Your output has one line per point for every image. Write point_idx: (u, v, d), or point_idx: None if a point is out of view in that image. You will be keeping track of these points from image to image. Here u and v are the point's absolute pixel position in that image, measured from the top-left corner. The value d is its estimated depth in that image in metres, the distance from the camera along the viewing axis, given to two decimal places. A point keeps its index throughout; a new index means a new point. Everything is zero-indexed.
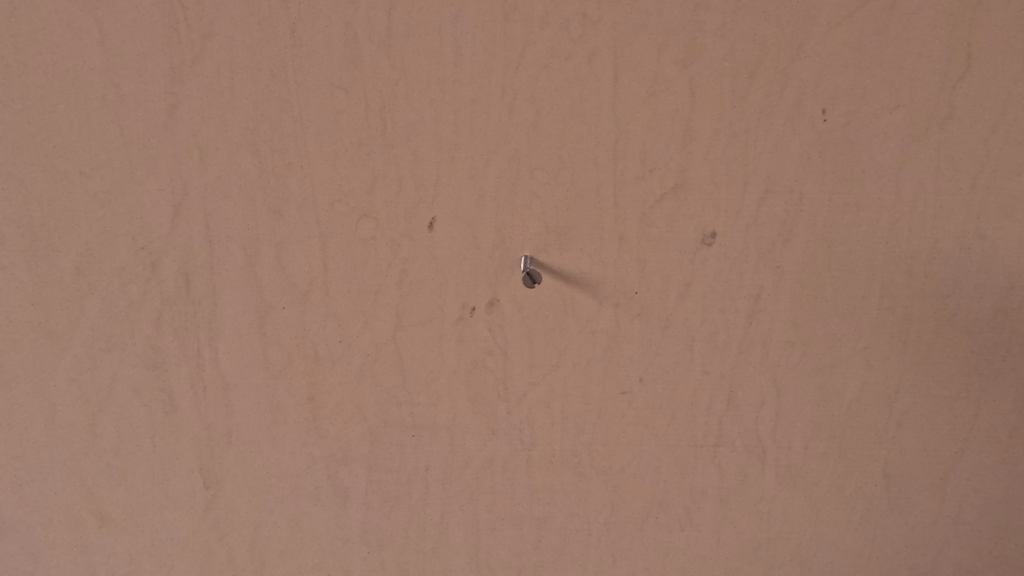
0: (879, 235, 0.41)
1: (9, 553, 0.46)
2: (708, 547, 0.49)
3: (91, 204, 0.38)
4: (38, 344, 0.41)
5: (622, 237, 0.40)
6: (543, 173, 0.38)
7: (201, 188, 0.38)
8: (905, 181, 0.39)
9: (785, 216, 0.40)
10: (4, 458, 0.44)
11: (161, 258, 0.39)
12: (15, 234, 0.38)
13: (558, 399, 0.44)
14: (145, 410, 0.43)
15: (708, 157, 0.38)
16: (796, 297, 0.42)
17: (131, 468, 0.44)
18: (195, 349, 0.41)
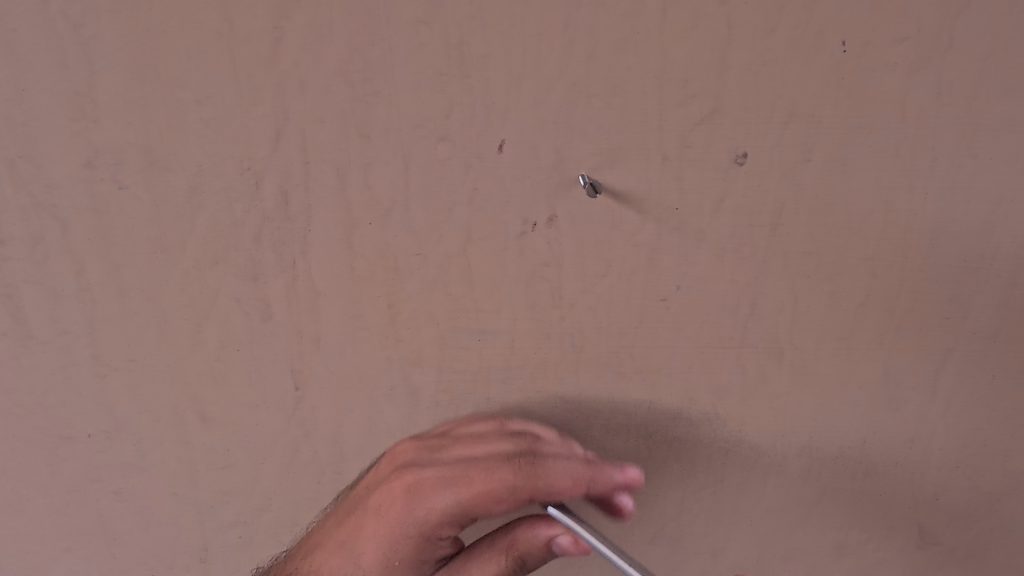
0: (886, 155, 0.47)
1: (122, 448, 0.53)
2: (730, 437, 0.57)
3: (204, 130, 0.43)
4: (154, 258, 0.46)
5: (665, 157, 0.46)
6: (598, 100, 0.44)
7: (300, 114, 0.43)
8: (909, 106, 0.45)
9: (806, 137, 0.46)
10: (118, 363, 0.50)
11: (263, 178, 0.45)
12: (136, 156, 0.43)
13: (605, 306, 0.51)
14: (244, 318, 0.49)
15: (741, 85, 0.44)
16: (813, 211, 0.48)
17: (230, 370, 0.51)
18: (290, 261, 0.47)
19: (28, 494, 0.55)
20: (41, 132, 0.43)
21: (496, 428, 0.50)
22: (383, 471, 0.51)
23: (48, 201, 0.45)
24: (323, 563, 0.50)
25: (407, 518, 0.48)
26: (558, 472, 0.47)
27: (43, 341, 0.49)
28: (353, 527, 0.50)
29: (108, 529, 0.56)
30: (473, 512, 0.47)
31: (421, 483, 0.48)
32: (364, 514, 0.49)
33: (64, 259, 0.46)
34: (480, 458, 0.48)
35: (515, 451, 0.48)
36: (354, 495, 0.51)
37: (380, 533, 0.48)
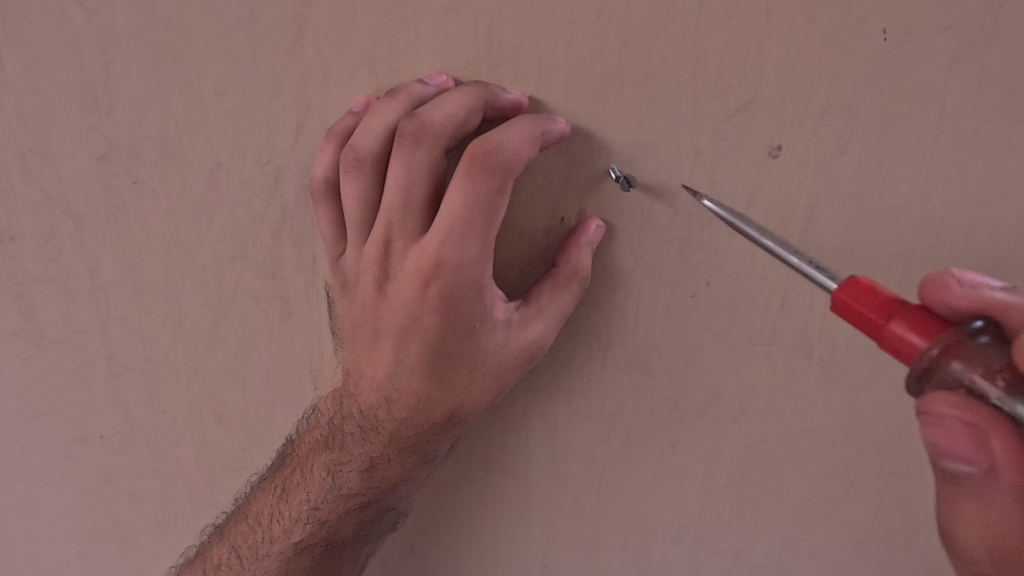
0: (924, 147, 0.45)
1: (137, 448, 0.52)
2: (757, 437, 0.55)
3: (223, 122, 0.42)
4: (170, 255, 0.45)
5: (698, 150, 0.44)
6: (631, 91, 0.42)
7: (324, 105, 0.42)
8: (951, 96, 0.44)
9: (843, 129, 0.45)
10: (133, 363, 0.49)
11: (283, 172, 0.43)
12: (153, 149, 0.42)
13: (633, 303, 0.49)
14: (262, 316, 0.47)
15: (778, 75, 0.43)
16: (847, 205, 0.47)
17: (247, 370, 0.49)
18: (310, 258, 0.45)
19: (42, 496, 0.54)
20: (53, 125, 0.41)
21: (464, 168, 0.39)
22: (377, 281, 0.43)
23: (60, 196, 0.43)
24: (372, 405, 0.47)
25: (439, 334, 0.43)
26: (519, 145, 0.39)
27: (55, 341, 0.48)
28: (386, 380, 0.46)
29: (123, 531, 0.55)
30: (483, 275, 0.42)
31: (433, 280, 0.41)
32: (393, 377, 0.45)
33: (78, 257, 0.45)
34: (466, 222, 0.40)
35: (476, 162, 0.38)
36: (365, 340, 0.45)
37: (420, 362, 0.44)
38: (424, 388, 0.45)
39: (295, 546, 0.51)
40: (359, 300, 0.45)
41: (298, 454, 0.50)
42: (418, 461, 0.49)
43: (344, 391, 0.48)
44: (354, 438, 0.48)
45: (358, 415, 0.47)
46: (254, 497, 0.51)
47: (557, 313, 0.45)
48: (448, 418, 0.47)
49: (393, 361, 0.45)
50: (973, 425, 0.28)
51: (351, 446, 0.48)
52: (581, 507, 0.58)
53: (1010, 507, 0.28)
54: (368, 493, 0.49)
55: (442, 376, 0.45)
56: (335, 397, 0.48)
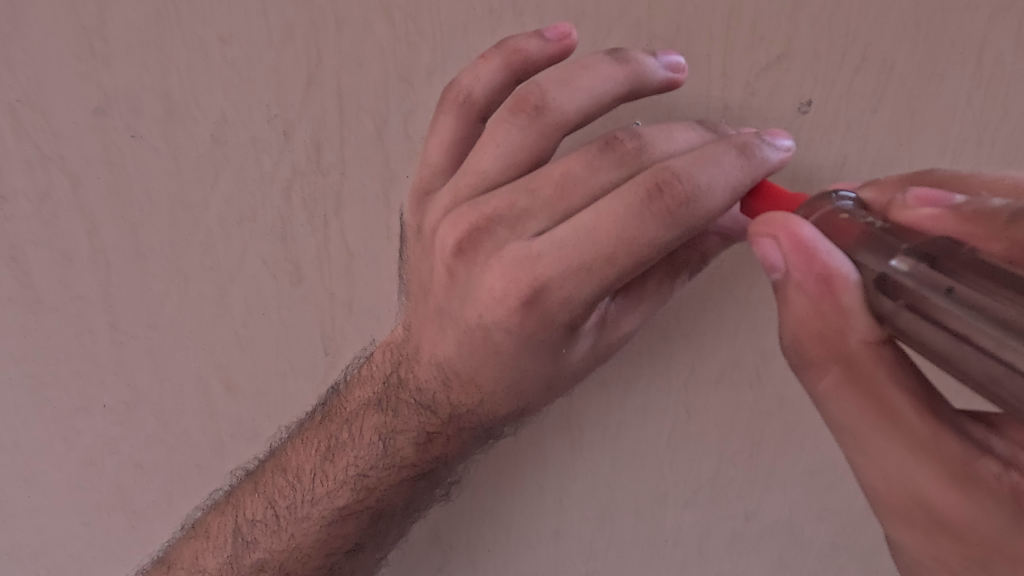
0: (956, 105, 0.43)
1: (144, 418, 0.50)
2: (772, 403, 0.54)
3: (229, 73, 0.39)
4: (173, 216, 0.43)
5: (727, 106, 0.43)
6: (661, 43, 0.41)
7: (336, 56, 0.39)
8: (989, 51, 0.41)
9: (876, 85, 0.42)
10: (137, 330, 0.47)
11: (293, 128, 0.41)
12: (153, 102, 0.39)
13: None
14: (272, 281, 0.45)
15: (814, 26, 0.41)
16: (877, 165, 0.44)
17: (256, 337, 0.47)
18: (322, 220, 0.43)
19: (45, 468, 0.52)
20: (44, 74, 0.38)
21: (640, 188, 0.30)
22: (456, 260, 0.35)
23: (53, 152, 0.40)
24: (430, 386, 0.40)
25: (522, 349, 0.35)
26: (716, 188, 0.29)
27: (54, 308, 0.45)
28: (449, 369, 0.39)
29: (130, 502, 0.54)
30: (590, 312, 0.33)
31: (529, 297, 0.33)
32: (460, 371, 0.38)
33: (75, 218, 0.42)
34: (592, 260, 0.31)
35: (654, 195, 0.29)
36: (430, 311, 0.39)
37: (491, 366, 0.37)
38: (495, 391, 0.38)
39: (339, 512, 0.46)
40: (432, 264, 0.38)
41: (345, 408, 0.45)
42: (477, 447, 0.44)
43: (404, 357, 0.42)
44: (409, 409, 0.42)
45: (415, 389, 0.41)
46: (293, 450, 0.47)
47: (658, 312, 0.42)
48: (515, 416, 0.41)
49: (461, 350, 0.37)
50: (772, 234, 0.29)
51: (406, 426, 0.42)
52: (595, 472, 0.58)
53: (801, 300, 0.28)
54: (422, 468, 0.44)
55: (516, 389, 0.38)
56: (393, 358, 0.43)
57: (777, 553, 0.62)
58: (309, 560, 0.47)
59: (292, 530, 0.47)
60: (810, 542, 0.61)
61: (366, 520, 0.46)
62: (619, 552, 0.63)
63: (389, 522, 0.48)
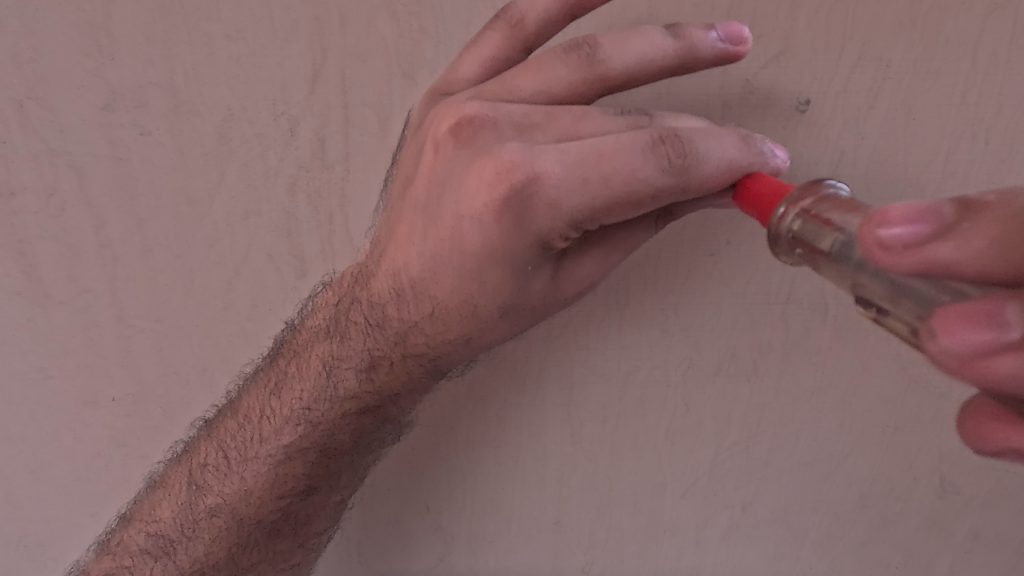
0: (952, 101, 0.43)
1: (150, 411, 0.51)
2: (769, 395, 0.55)
3: (234, 69, 0.39)
4: (179, 210, 0.43)
5: (724, 104, 0.44)
6: None
7: (340, 52, 0.39)
8: (983, 48, 0.42)
9: (873, 82, 0.43)
10: (143, 324, 0.47)
11: (298, 123, 0.41)
12: (160, 98, 0.40)
13: (652, 262, 0.49)
14: (276, 275, 0.46)
15: (811, 24, 0.41)
16: (873, 160, 0.45)
17: (259, 331, 0.48)
18: (327, 215, 0.44)
19: (52, 459, 0.53)
20: (52, 71, 0.39)
21: (648, 134, 0.30)
22: (444, 154, 0.34)
23: (61, 148, 0.41)
24: (386, 300, 0.39)
25: (483, 250, 0.33)
26: (709, 155, 0.30)
27: (61, 302, 0.46)
28: (405, 292, 0.38)
29: (138, 493, 0.54)
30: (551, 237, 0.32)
31: (510, 197, 0.31)
32: (416, 290, 0.37)
33: (82, 212, 0.43)
34: (581, 176, 0.30)
35: (654, 144, 0.30)
36: (397, 226, 0.38)
37: (444, 282, 0.35)
38: (445, 305, 0.36)
39: (286, 449, 0.46)
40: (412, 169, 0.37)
41: (298, 343, 0.45)
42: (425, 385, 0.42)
43: (360, 279, 0.41)
44: (360, 333, 0.41)
45: (368, 306, 0.40)
46: (247, 393, 0.47)
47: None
48: (460, 350, 0.40)
49: (422, 256, 0.36)
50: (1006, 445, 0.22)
51: (357, 348, 0.42)
52: (594, 463, 0.59)
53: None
54: (365, 398, 0.44)
55: (467, 317, 0.37)
56: (348, 285, 0.42)
57: (773, 543, 0.63)
58: (261, 504, 0.48)
59: (239, 474, 0.47)
60: (805, 532, 0.62)
61: (313, 458, 0.47)
62: (617, 542, 0.64)
63: (336, 458, 0.48)
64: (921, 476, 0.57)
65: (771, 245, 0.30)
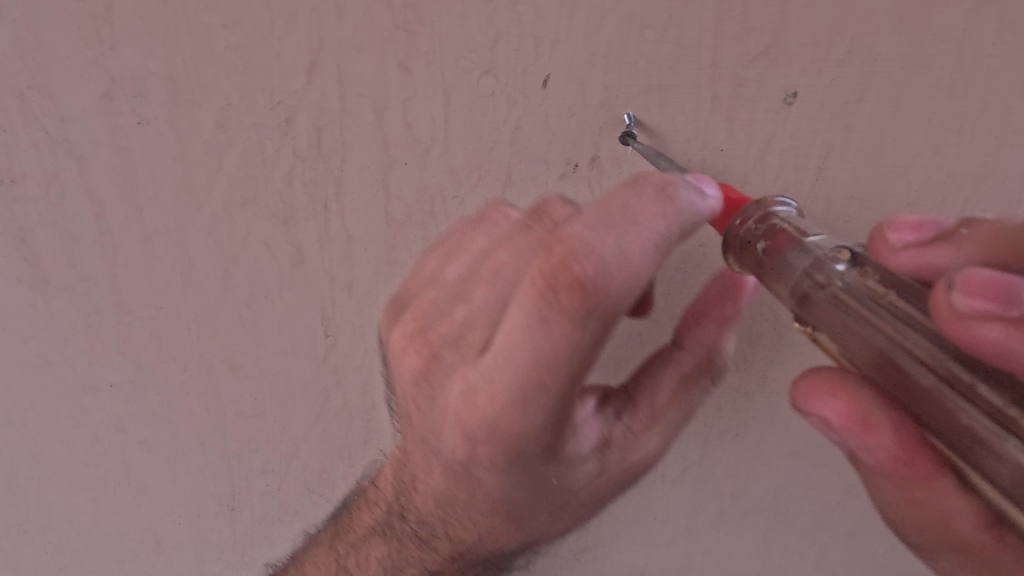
0: (938, 95, 0.44)
1: (149, 397, 0.52)
2: (758, 385, 0.56)
3: (233, 59, 0.40)
4: (178, 199, 0.44)
5: (716, 96, 0.44)
6: (653, 32, 0.42)
7: (338, 43, 0.40)
8: (969, 44, 0.43)
9: (861, 76, 0.44)
10: (142, 311, 0.48)
11: (296, 113, 0.42)
12: (160, 87, 0.40)
13: None
14: (274, 263, 0.47)
15: (801, 18, 0.42)
16: (861, 153, 0.46)
17: (258, 318, 0.49)
18: (323, 204, 0.45)
19: (51, 445, 0.54)
20: (52, 60, 0.39)
21: (630, 189, 0.30)
22: (425, 393, 0.37)
23: (62, 136, 0.41)
24: (434, 510, 0.44)
25: (506, 480, 0.38)
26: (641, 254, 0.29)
27: (61, 289, 0.47)
28: (452, 467, 0.39)
29: (134, 479, 0.56)
30: (580, 377, 0.31)
31: (515, 399, 0.32)
32: (465, 468, 0.38)
33: (83, 200, 0.43)
34: (561, 304, 0.29)
35: (659, 196, 0.30)
36: (419, 428, 0.40)
37: (499, 466, 0.36)
38: (492, 494, 0.40)
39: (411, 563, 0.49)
40: (408, 390, 0.38)
41: (362, 525, 0.51)
42: (537, 495, 0.41)
43: (400, 488, 0.46)
44: (430, 522, 0.46)
45: (415, 518, 0.46)
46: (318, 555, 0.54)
47: (680, 420, 0.46)
48: (545, 476, 0.39)
49: (447, 489, 0.42)
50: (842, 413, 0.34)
51: (438, 512, 0.44)
52: None
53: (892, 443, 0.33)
54: (434, 522, 0.46)
55: (531, 459, 0.36)
56: (392, 488, 0.47)
57: (761, 531, 0.65)
58: None
59: None
60: (793, 519, 0.63)
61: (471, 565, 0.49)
62: (609, 531, 0.65)
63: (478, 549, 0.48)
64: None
65: (725, 248, 0.38)
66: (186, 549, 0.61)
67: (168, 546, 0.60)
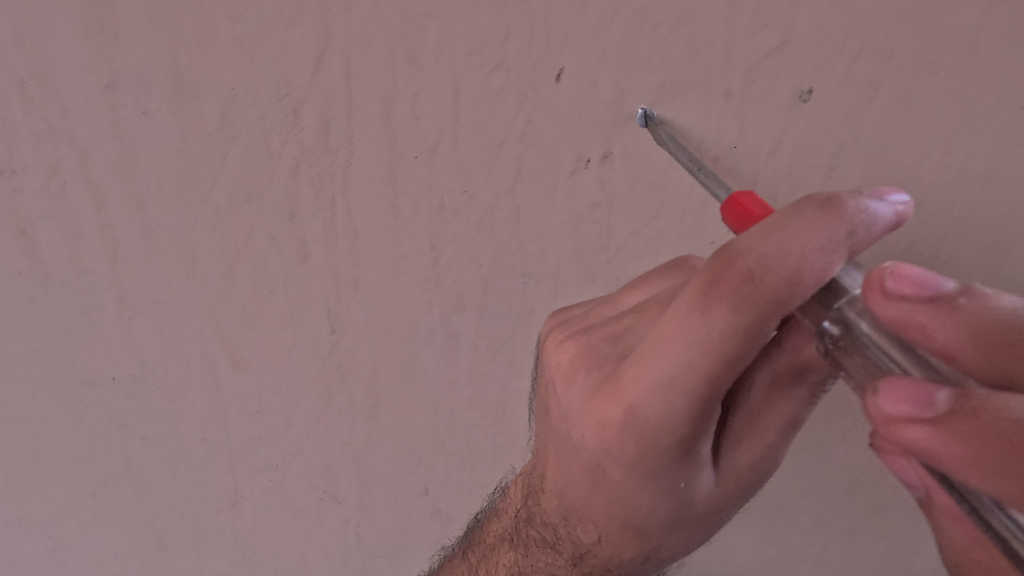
0: (950, 94, 0.44)
1: (151, 392, 0.51)
2: None
3: (239, 51, 0.39)
4: (182, 193, 0.43)
5: (727, 93, 0.43)
6: (665, 27, 0.41)
7: (346, 35, 0.40)
8: (982, 42, 0.42)
9: (873, 74, 0.43)
10: (144, 305, 0.47)
11: (302, 106, 0.41)
12: (164, 78, 0.40)
13: (653, 251, 0.47)
14: (279, 258, 0.46)
15: (814, 15, 0.41)
16: (872, 152, 0.46)
17: (262, 313, 0.48)
18: (329, 199, 0.44)
19: (51, 440, 0.53)
20: (54, 49, 0.39)
21: (812, 204, 0.31)
22: (589, 395, 0.39)
23: (63, 128, 0.41)
24: (560, 516, 0.45)
25: (647, 481, 0.39)
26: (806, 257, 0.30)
27: (62, 283, 0.46)
28: (597, 467, 0.40)
29: (135, 475, 0.56)
30: (732, 369, 0.33)
31: (681, 388, 0.34)
32: (606, 469, 0.39)
33: (84, 193, 0.43)
34: (728, 299, 0.31)
35: (822, 209, 0.30)
36: (563, 433, 0.42)
37: (624, 456, 0.38)
38: (631, 503, 0.41)
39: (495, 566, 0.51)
40: (578, 401, 0.40)
41: (486, 544, 0.53)
42: (671, 506, 0.41)
43: (531, 492, 0.48)
44: (560, 528, 0.45)
45: (543, 524, 0.47)
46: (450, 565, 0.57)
47: (777, 428, 0.41)
48: (674, 483, 0.39)
49: (574, 487, 0.42)
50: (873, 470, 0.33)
51: (568, 511, 0.44)
52: None
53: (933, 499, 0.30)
54: (556, 525, 0.46)
55: (670, 460, 0.37)
56: (524, 495, 0.50)
57: (764, 528, 0.65)
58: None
59: None
60: (795, 518, 0.63)
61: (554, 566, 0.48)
62: None
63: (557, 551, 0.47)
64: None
65: None
66: (187, 545, 0.60)
67: (168, 542, 0.60)
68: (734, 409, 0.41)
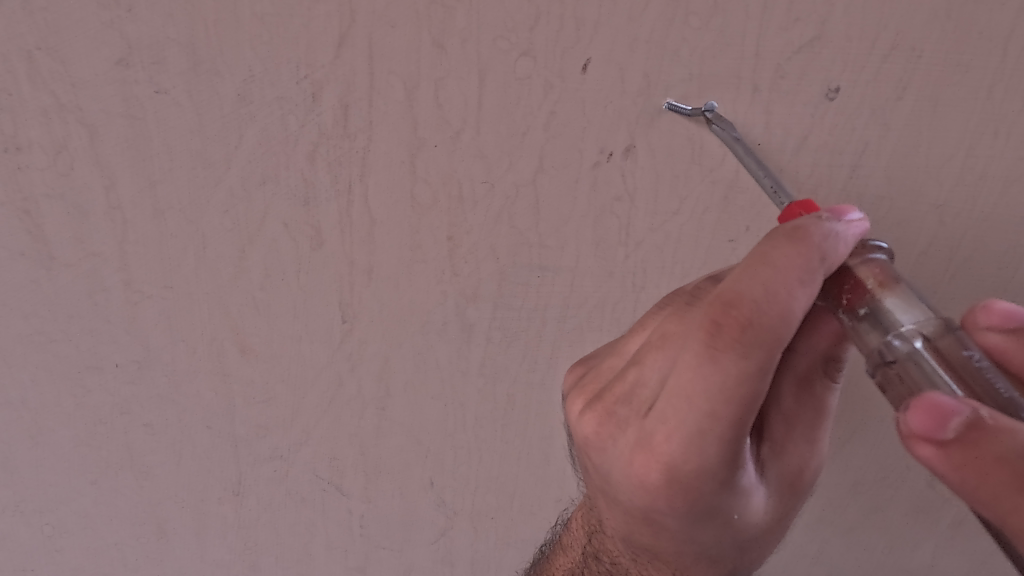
0: (977, 96, 0.43)
1: (156, 378, 0.50)
2: None
3: (259, 28, 0.38)
4: (195, 174, 0.42)
5: (755, 88, 0.42)
6: (697, 19, 0.40)
7: (370, 16, 0.38)
8: (1014, 44, 0.42)
9: (903, 73, 0.42)
10: (152, 290, 0.46)
11: (323, 88, 0.40)
12: (179, 54, 0.38)
13: (672, 246, 0.47)
14: (292, 244, 0.45)
15: (849, 10, 0.41)
16: (897, 153, 0.45)
17: (273, 300, 0.47)
18: (346, 184, 0.43)
19: (51, 425, 0.52)
20: (65, 20, 0.37)
21: (776, 241, 0.32)
22: (626, 460, 0.37)
23: (72, 104, 0.39)
24: (628, 553, 0.45)
25: (704, 524, 0.38)
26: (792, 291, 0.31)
27: (66, 264, 0.44)
28: (654, 522, 0.39)
29: (137, 462, 0.54)
30: (753, 411, 0.32)
31: (720, 434, 0.33)
32: (664, 522, 0.38)
33: (92, 171, 0.41)
34: (739, 345, 0.31)
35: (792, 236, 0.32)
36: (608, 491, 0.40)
37: (682, 513, 0.37)
38: (693, 542, 0.40)
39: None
40: (615, 467, 0.38)
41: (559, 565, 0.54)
42: (733, 536, 0.41)
43: (593, 530, 0.48)
44: (628, 562, 0.46)
45: (608, 556, 0.47)
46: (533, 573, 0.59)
47: (812, 423, 0.42)
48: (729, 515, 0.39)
49: (635, 533, 0.42)
50: None
51: (636, 553, 0.44)
52: None
53: None
54: (624, 560, 0.46)
55: (718, 499, 0.37)
56: (586, 529, 0.50)
57: None
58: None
59: None
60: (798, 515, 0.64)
61: None
62: None
63: None
64: (916, 466, 0.58)
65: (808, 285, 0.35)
66: (188, 533, 0.59)
67: (169, 530, 0.59)
68: (769, 418, 0.42)
